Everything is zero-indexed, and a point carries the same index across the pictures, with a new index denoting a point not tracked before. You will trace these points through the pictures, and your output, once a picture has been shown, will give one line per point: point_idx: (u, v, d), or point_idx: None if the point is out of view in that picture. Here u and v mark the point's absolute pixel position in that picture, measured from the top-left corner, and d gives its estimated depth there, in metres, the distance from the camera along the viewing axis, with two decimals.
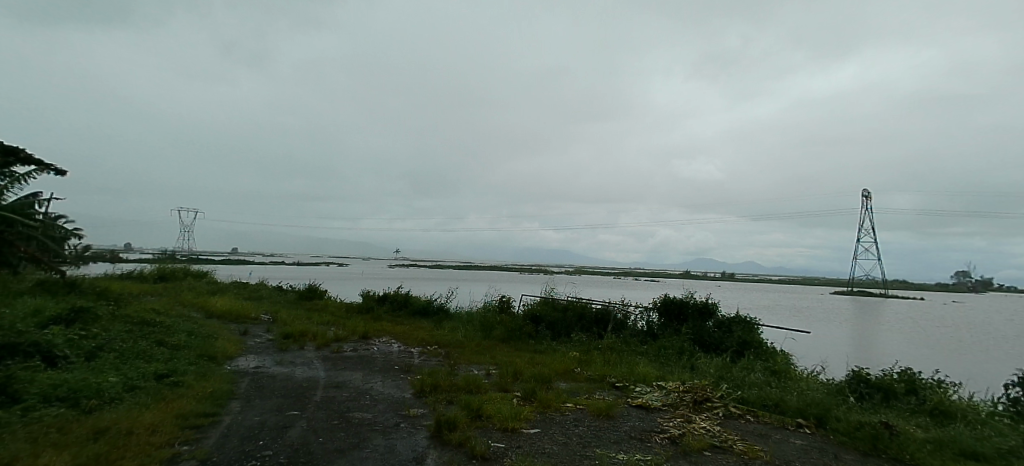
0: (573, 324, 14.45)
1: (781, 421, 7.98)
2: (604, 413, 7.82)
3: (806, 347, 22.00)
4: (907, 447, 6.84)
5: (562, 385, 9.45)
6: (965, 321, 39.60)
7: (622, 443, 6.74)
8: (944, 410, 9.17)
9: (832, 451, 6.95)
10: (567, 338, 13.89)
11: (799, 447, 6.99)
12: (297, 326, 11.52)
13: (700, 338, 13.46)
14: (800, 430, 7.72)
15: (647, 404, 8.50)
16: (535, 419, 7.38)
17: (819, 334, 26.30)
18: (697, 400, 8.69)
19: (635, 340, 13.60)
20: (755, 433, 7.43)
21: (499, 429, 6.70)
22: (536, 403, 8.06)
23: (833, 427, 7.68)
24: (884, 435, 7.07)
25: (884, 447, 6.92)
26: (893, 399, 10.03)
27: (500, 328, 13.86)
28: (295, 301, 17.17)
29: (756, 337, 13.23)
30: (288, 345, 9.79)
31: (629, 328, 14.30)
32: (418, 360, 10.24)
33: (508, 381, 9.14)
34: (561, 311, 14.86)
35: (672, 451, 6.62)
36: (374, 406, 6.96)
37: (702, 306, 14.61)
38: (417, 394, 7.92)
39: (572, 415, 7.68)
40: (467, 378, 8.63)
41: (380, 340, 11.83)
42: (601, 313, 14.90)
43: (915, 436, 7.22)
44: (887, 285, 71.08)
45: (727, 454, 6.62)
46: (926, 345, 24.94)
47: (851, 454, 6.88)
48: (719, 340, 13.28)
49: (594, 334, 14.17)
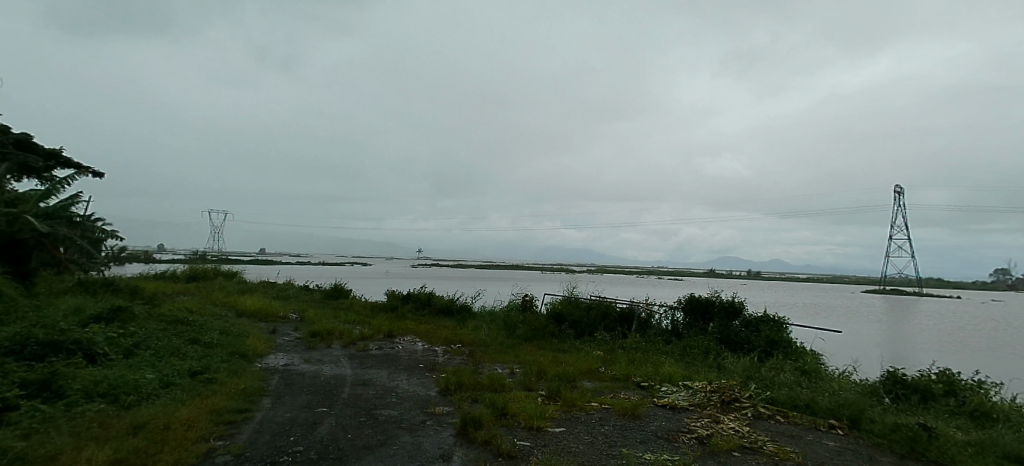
0: (597, 323, 14.37)
1: (812, 422, 7.82)
2: (630, 412, 7.75)
3: (837, 346, 21.50)
4: (947, 450, 6.65)
5: (587, 384, 9.41)
6: (1005, 320, 38.22)
7: (649, 443, 6.68)
8: (985, 412, 8.87)
9: (866, 453, 6.79)
10: (590, 337, 13.83)
11: (832, 449, 6.85)
12: (324, 324, 11.68)
13: (727, 338, 13.24)
14: (832, 431, 7.56)
15: (674, 404, 8.41)
16: (561, 418, 7.37)
17: (850, 334, 25.65)
18: (725, 400, 8.58)
19: (660, 339, 13.46)
20: (786, 434, 7.29)
21: (524, 428, 6.71)
22: (561, 402, 8.05)
23: (867, 429, 7.50)
24: (922, 437, 6.88)
25: (922, 450, 6.71)
26: (930, 400, 9.74)
27: (523, 326, 13.88)
28: (322, 300, 17.45)
29: (786, 337, 12.98)
30: (315, 343, 9.98)
31: (653, 328, 14.16)
32: (442, 359, 10.31)
33: (532, 380, 9.14)
34: (585, 311, 14.79)
35: (699, 452, 6.55)
36: (399, 403, 7.02)
37: (729, 304, 14.38)
38: (443, 392, 7.97)
39: (597, 414, 7.66)
40: (492, 377, 8.65)
41: (405, 339, 11.93)
42: (625, 311, 14.79)
43: (954, 438, 7.01)
44: (921, 282, 69.06)
45: (757, 455, 6.52)
46: (964, 345, 24.14)
47: (887, 456, 6.70)
48: (746, 339, 13.07)
49: (618, 333, 14.08)
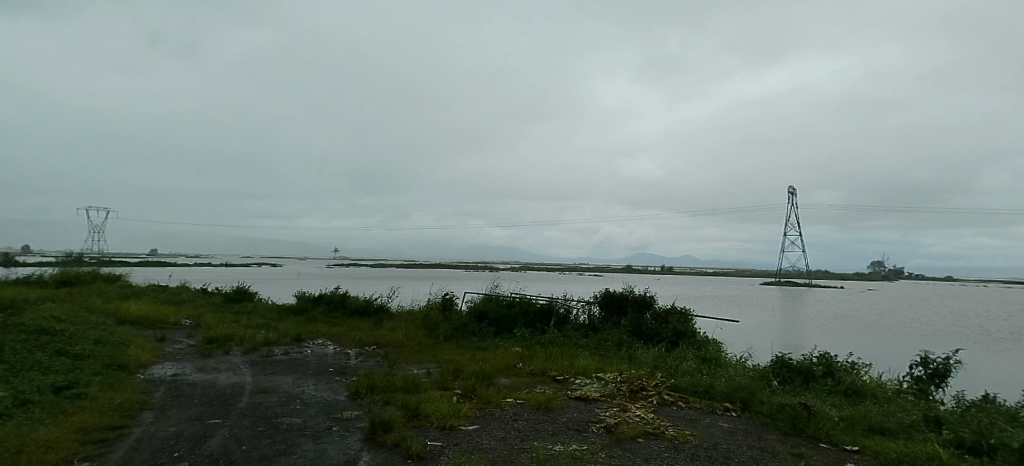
0: (517, 320, 14.48)
1: (709, 406, 8.33)
2: (543, 406, 7.87)
3: (738, 335, 23.06)
4: (822, 426, 7.31)
5: (503, 381, 9.44)
6: (878, 307, 42.78)
7: (560, 435, 6.81)
8: (857, 390, 9.85)
9: (755, 432, 7.31)
10: (509, 334, 13.90)
11: (726, 429, 7.33)
12: (223, 330, 10.92)
13: (638, 330, 13.79)
14: (727, 413, 8.09)
15: (585, 395, 8.64)
16: (475, 415, 7.34)
17: (750, 322, 27.62)
18: (632, 389, 8.93)
19: (577, 333, 13.78)
20: (686, 419, 7.71)
21: (436, 428, 6.62)
22: (476, 400, 8.01)
23: (756, 410, 8.09)
24: (803, 415, 7.52)
25: (803, 425, 7.33)
26: (812, 380, 10.68)
27: (441, 325, 13.73)
28: (221, 304, 16.32)
29: (691, 328, 13.73)
30: (211, 350, 9.29)
31: (571, 323, 14.47)
32: (355, 361, 9.96)
33: (448, 379, 9.03)
34: (505, 308, 14.85)
35: (606, 440, 6.76)
36: (304, 410, 6.68)
37: (641, 298, 15.00)
38: (353, 396, 7.69)
39: (511, 410, 7.70)
40: (407, 378, 8.46)
41: (314, 342, 11.41)
42: (545, 307, 15.01)
43: (829, 415, 7.72)
44: (810, 275, 75.68)
45: (659, 440, 6.84)
46: (845, 330, 26.73)
47: (773, 434, 7.26)
48: (655, 331, 13.68)
49: (537, 329, 14.26)
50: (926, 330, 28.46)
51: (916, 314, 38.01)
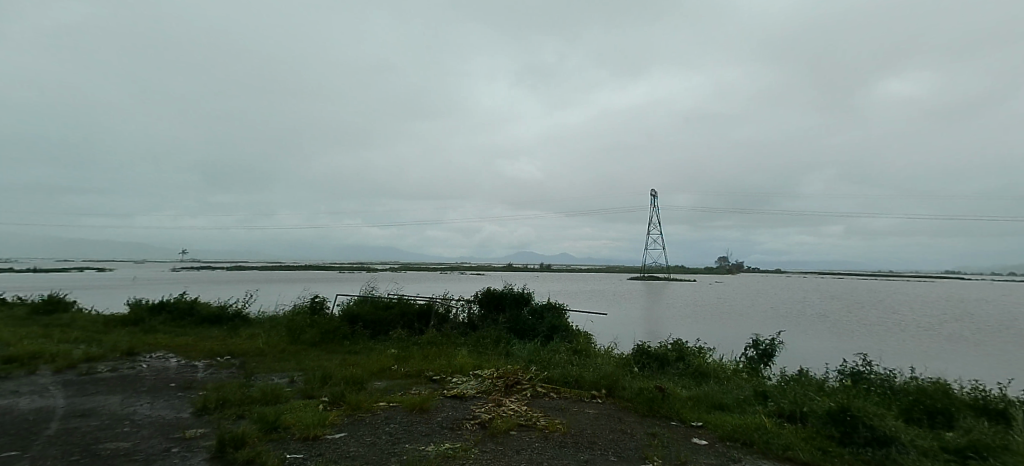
0: (394, 322, 14.00)
1: (578, 394, 8.68)
2: (417, 407, 7.64)
3: (605, 326, 24.47)
4: (675, 406, 7.96)
5: (376, 385, 9.03)
6: (723, 297, 48.00)
7: (433, 435, 6.66)
8: (704, 372, 10.89)
9: (618, 415, 7.75)
10: (385, 336, 13.39)
11: (592, 415, 7.68)
12: (28, 347, 9.24)
13: (516, 326, 13.99)
14: (594, 400, 8.49)
15: (460, 393, 8.55)
16: (343, 423, 6.93)
17: (616, 315, 29.46)
18: (507, 384, 9.02)
19: (456, 332, 13.64)
20: (557, 409, 7.96)
21: (298, 440, 6.13)
22: (345, 407, 7.57)
23: (619, 395, 8.58)
24: (658, 397, 8.13)
25: (659, 406, 7.93)
26: (667, 365, 11.60)
27: (307, 331, 12.85)
28: (29, 317, 13.83)
29: (565, 322, 14.25)
30: (10, 372, 7.80)
31: (450, 322, 14.29)
32: (202, 374, 8.96)
33: (314, 386, 8.44)
34: (381, 310, 14.28)
35: (480, 436, 6.74)
36: (135, 433, 5.84)
37: (519, 295, 15.25)
38: (199, 413, 6.87)
39: (383, 414, 7.38)
40: (266, 388, 7.77)
41: (152, 356, 10.09)
42: (423, 308, 14.67)
43: (681, 395, 8.43)
44: (669, 270, 82.81)
45: (531, 431, 6.98)
46: (696, 318, 29.55)
47: (633, 416, 7.74)
48: (532, 326, 13.98)
49: (415, 330, 13.89)
50: (761, 315, 32.43)
51: (754, 302, 43.21)
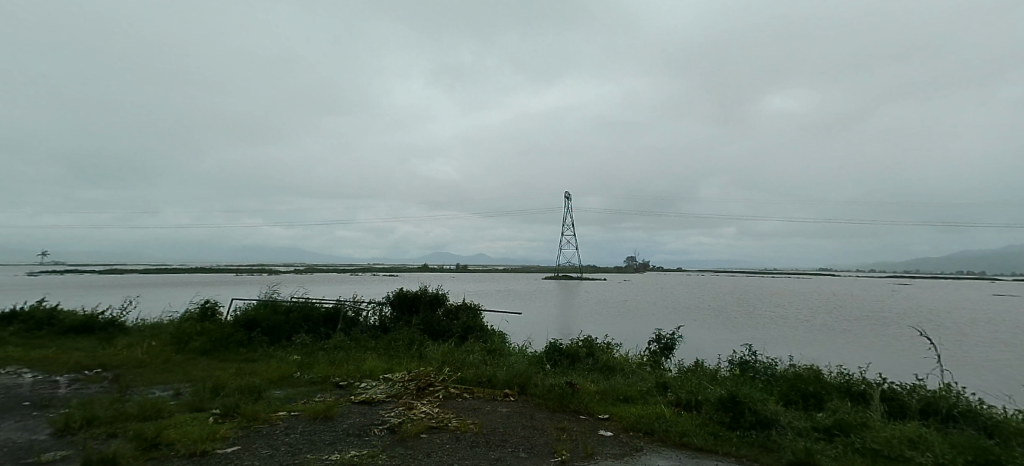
0: (297, 327, 13.26)
1: (491, 394, 8.64)
2: (321, 414, 7.24)
3: (519, 326, 24.74)
4: (584, 400, 8.14)
5: (276, 393, 8.47)
6: (631, 295, 50.27)
7: (338, 443, 6.32)
8: (612, 367, 11.26)
9: (530, 412, 7.78)
10: (287, 342, 12.64)
11: (505, 414, 7.66)
12: None
13: (429, 327, 13.72)
14: (506, 398, 8.49)
15: (368, 398, 8.21)
16: (236, 435, 6.43)
17: (530, 314, 29.89)
18: (419, 386, 8.80)
19: (365, 336, 13.14)
20: (469, 409, 7.86)
21: (183, 457, 5.60)
22: (239, 418, 7.03)
23: (532, 392, 8.64)
24: (568, 393, 8.28)
25: (569, 401, 8.08)
26: (577, 361, 11.87)
27: (198, 338, 11.85)
28: None
29: (479, 322, 14.17)
30: None
31: (359, 325, 13.75)
32: (68, 391, 7.96)
33: (204, 398, 7.76)
34: (282, 314, 13.48)
35: (388, 441, 6.50)
36: None
37: (433, 296, 14.85)
38: (61, 433, 6.09)
39: (283, 424, 6.93)
40: (146, 403, 7.04)
41: (4, 372, 8.83)
42: (330, 311, 14.02)
43: (590, 390, 8.64)
44: (581, 269, 85.48)
45: (442, 433, 6.84)
46: (605, 315, 30.66)
47: (544, 412, 7.82)
48: (445, 328, 13.77)
49: (320, 335, 13.23)
50: (664, 311, 34.27)
51: (658, 299, 45.60)
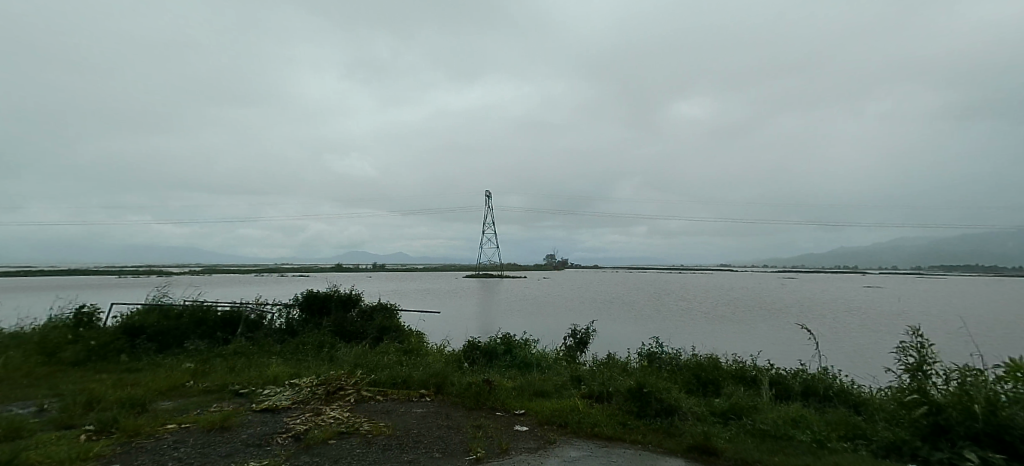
0: (191, 332, 12.29)
1: (406, 395, 8.46)
2: (217, 426, 6.74)
3: (436, 324, 24.50)
4: (500, 397, 8.18)
5: (165, 405, 7.80)
6: (549, 292, 51.41)
7: (235, 454, 5.92)
8: (528, 363, 11.41)
9: (445, 412, 7.70)
10: (178, 349, 11.68)
11: (419, 415, 7.52)
12: None
13: (341, 329, 13.18)
14: (422, 399, 8.34)
15: (272, 406, 7.73)
16: (114, 453, 5.84)
17: (448, 312, 29.70)
18: (329, 391, 8.44)
19: (270, 340, 12.42)
20: (382, 412, 7.64)
21: None
22: (120, 433, 6.39)
23: (448, 392, 8.55)
24: (485, 391, 8.28)
25: (486, 399, 8.08)
26: (495, 358, 11.91)
27: (70, 348, 10.66)
28: None
29: (395, 322, 13.83)
30: None
31: (263, 329, 12.98)
32: None
33: (77, 414, 6.99)
34: (173, 319, 12.43)
35: (293, 449, 6.17)
36: None
37: (346, 297, 14.26)
38: None
39: (172, 437, 6.39)
40: (3, 422, 6.22)
41: None
42: (229, 315, 13.11)
43: (506, 386, 8.69)
44: (500, 267, 86.23)
45: (352, 438, 6.59)
46: (524, 312, 31.10)
47: (460, 411, 7.77)
48: (359, 329, 13.29)
49: (218, 340, 12.35)
50: (580, 307, 35.35)
51: (574, 295, 46.97)
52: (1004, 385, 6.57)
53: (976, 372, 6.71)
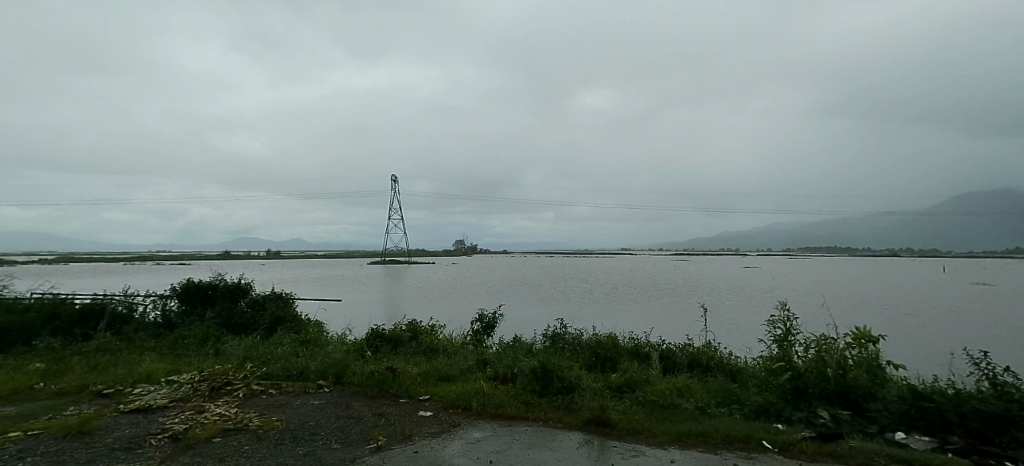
0: (42, 329, 10.89)
1: (302, 387, 8.07)
2: (74, 431, 6.04)
3: (337, 312, 23.65)
4: (404, 384, 8.05)
5: (9, 411, 6.86)
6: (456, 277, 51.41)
7: (98, 460, 5.34)
8: (434, 348, 11.33)
9: (345, 402, 7.45)
10: (24, 348, 10.31)
11: (317, 406, 7.21)
12: None
13: (228, 320, 12.28)
14: (319, 390, 8.00)
15: (144, 406, 7.04)
16: None
17: (350, 300, 28.78)
18: (214, 387, 7.84)
19: (143, 335, 11.32)
20: (275, 406, 7.23)
21: None
22: None
23: (348, 381, 8.28)
24: (388, 379, 8.12)
25: (389, 387, 7.93)
26: (400, 345, 11.69)
27: None
28: None
29: (290, 312, 13.11)
30: None
31: (133, 323, 11.79)
32: None
33: None
34: (18, 315, 10.95)
35: (169, 450, 5.69)
36: None
37: (234, 286, 13.30)
38: None
39: (19, 446, 5.64)
40: None
41: None
42: (91, 308, 11.77)
43: (410, 373, 8.56)
44: (406, 252, 84.75)
45: (240, 434, 6.18)
46: (430, 298, 30.87)
47: (360, 400, 7.55)
48: (249, 320, 12.46)
49: (76, 336, 11.05)
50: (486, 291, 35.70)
51: (482, 280, 47.33)
52: (852, 351, 7.48)
53: (830, 340, 7.58)
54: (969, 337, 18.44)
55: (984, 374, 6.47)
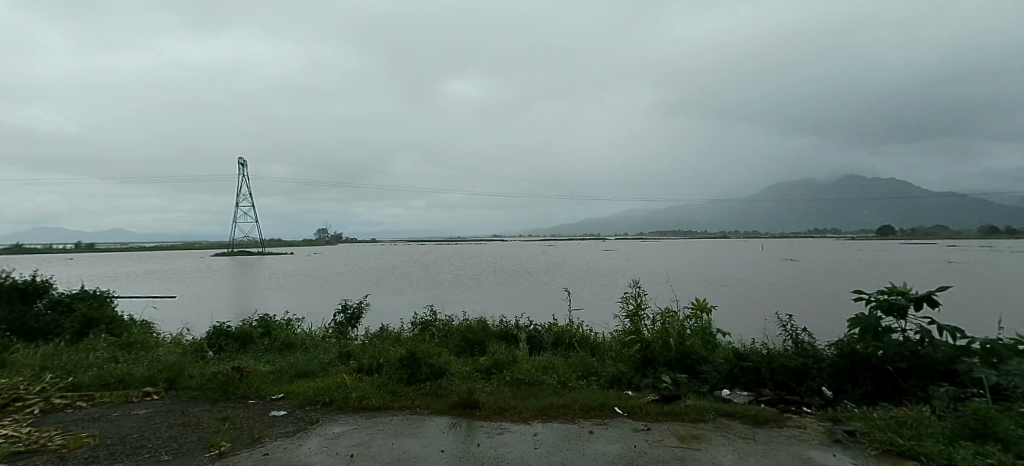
0: None
1: (123, 396, 7.02)
2: None
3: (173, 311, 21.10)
4: (251, 383, 7.37)
5: None
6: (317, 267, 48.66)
7: None
8: (289, 344, 10.56)
9: (177, 409, 6.61)
10: None
11: (141, 417, 6.31)
12: None
13: (19, 326, 10.29)
14: (145, 398, 7.03)
15: None
16: None
17: (189, 295, 25.83)
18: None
19: None
20: (85, 420, 6.21)
21: None
22: None
23: (182, 386, 7.37)
24: (234, 380, 7.38)
25: (233, 388, 7.21)
26: (249, 343, 10.69)
27: None
28: None
29: (105, 312, 11.32)
30: None
31: None
32: None
33: None
34: None
35: None
36: None
37: (27, 285, 11.16)
38: None
39: None
40: None
41: None
42: None
43: (261, 372, 7.85)
44: (259, 242, 78.20)
45: (34, 457, 5.20)
46: (286, 291, 28.84)
47: (199, 405, 6.76)
48: (50, 324, 10.56)
49: None
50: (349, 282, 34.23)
51: (346, 270, 45.42)
52: (690, 321, 8.33)
53: (673, 313, 8.37)
54: (781, 304, 21.58)
55: (790, 334, 7.54)
